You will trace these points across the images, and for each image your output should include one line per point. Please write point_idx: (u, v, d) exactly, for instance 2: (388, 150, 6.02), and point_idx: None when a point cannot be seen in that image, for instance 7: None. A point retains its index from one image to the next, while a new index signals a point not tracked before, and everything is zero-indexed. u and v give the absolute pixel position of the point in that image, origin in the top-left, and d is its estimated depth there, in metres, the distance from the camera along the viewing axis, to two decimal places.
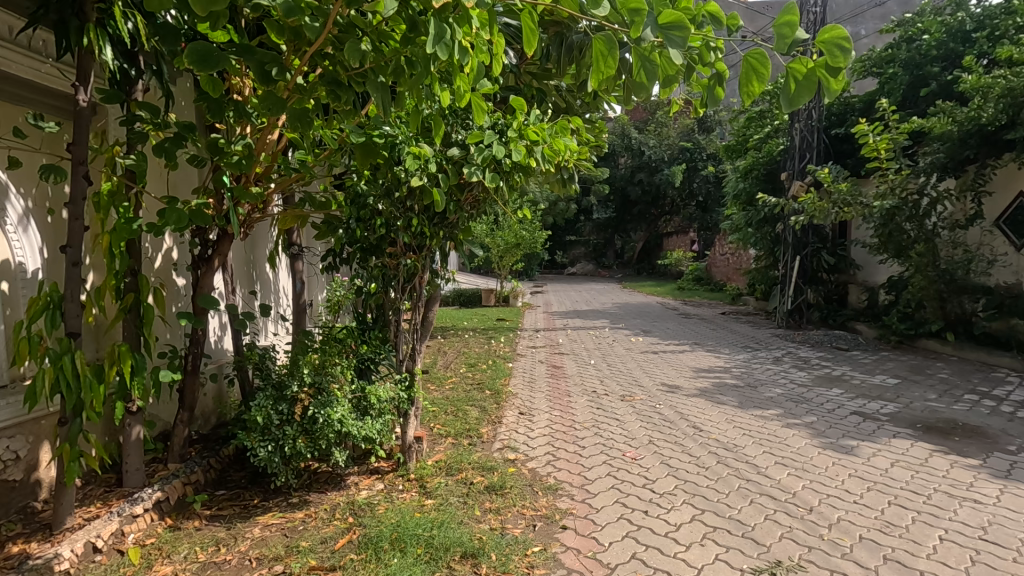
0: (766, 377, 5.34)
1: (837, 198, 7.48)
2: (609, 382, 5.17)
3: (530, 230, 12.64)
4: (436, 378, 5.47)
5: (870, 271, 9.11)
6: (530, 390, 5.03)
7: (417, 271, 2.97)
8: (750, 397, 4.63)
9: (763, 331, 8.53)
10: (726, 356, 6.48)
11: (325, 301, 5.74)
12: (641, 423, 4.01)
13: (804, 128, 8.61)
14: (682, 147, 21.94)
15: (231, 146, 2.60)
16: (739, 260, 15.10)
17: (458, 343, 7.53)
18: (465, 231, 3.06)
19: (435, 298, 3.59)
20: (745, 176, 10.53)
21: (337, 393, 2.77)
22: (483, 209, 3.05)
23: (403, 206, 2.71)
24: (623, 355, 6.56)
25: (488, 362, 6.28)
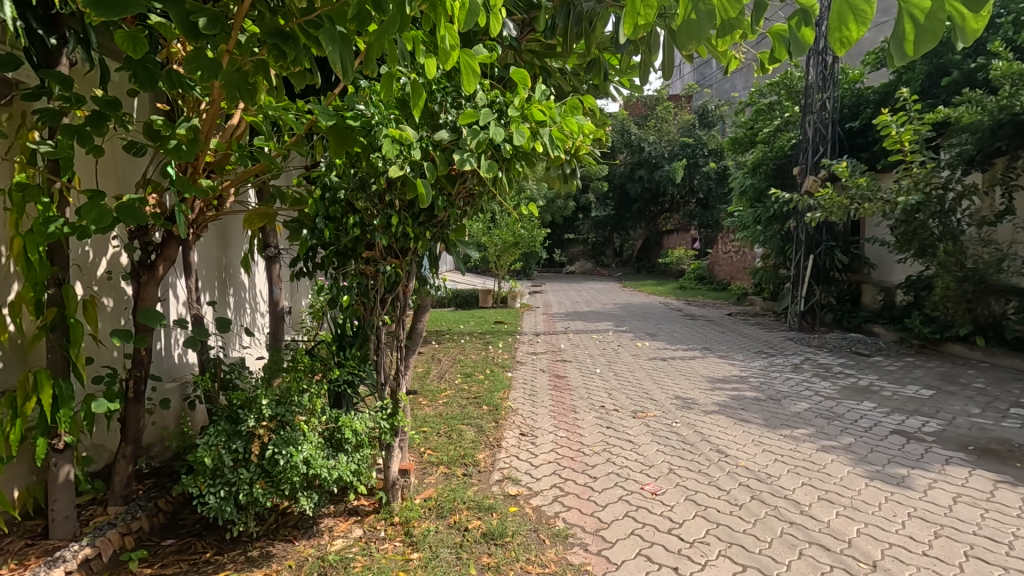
0: (788, 389, 4.89)
1: (856, 194, 7.03)
2: (618, 396, 4.72)
3: (528, 229, 12.20)
4: (428, 391, 5.01)
5: (886, 270, 8.64)
6: (531, 404, 4.57)
7: (400, 280, 2.49)
8: (775, 413, 4.19)
9: (775, 334, 8.09)
10: (741, 363, 6.04)
11: (307, 307, 5.30)
12: (657, 447, 3.55)
13: (817, 120, 8.20)
14: (682, 143, 21.50)
15: (172, 130, 2.14)
16: (743, 259, 14.66)
17: (453, 350, 7.07)
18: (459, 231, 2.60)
19: (424, 308, 3.23)
20: (754, 171, 10.07)
21: (304, 428, 2.29)
22: (479, 205, 2.60)
23: (382, 203, 2.25)
24: (631, 363, 6.12)
25: (485, 371, 5.84)
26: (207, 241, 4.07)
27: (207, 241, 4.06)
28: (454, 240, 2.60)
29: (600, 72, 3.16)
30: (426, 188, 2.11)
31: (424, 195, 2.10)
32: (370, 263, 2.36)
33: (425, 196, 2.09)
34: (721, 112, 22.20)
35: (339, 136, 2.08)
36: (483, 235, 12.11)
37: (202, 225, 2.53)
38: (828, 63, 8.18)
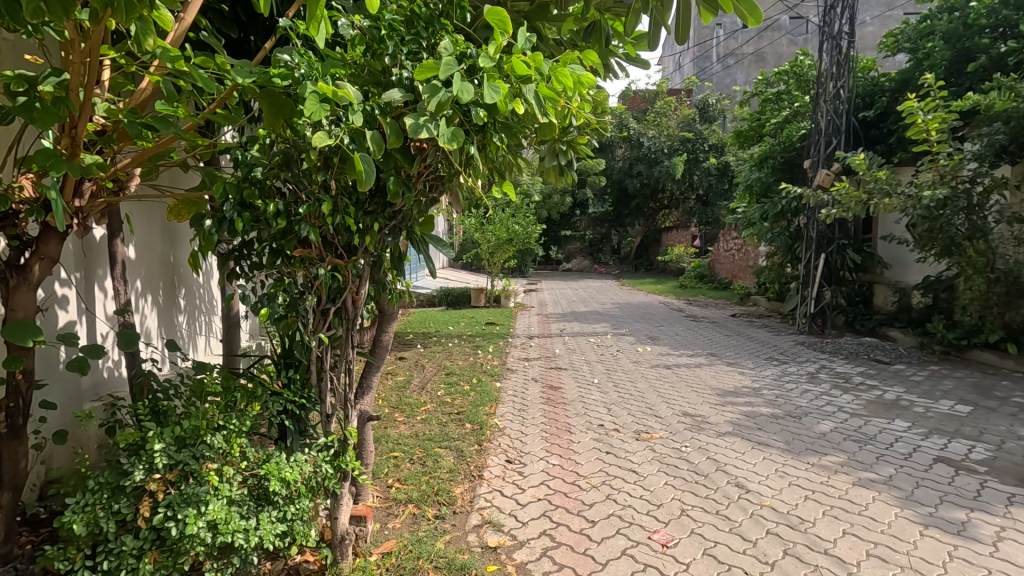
0: (808, 404, 4.38)
1: (875, 187, 6.52)
2: (618, 413, 4.19)
3: (523, 225, 11.65)
4: (401, 407, 4.47)
5: (901, 270, 8.12)
6: (520, 423, 4.03)
7: (346, 286, 1.96)
8: (797, 435, 3.67)
9: (784, 338, 7.58)
10: (751, 372, 5.52)
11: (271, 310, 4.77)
12: (666, 479, 3.03)
13: (830, 110, 7.68)
14: (682, 138, 20.91)
15: (30, 83, 1.59)
16: (745, 257, 14.17)
17: (439, 355, 6.52)
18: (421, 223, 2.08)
19: (390, 317, 2.71)
20: (761, 165, 9.55)
21: (214, 480, 1.74)
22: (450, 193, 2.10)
23: (314, 187, 1.72)
24: (632, 371, 5.59)
25: (471, 381, 5.30)
26: (148, 237, 3.49)
27: (148, 236, 3.49)
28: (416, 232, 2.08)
29: (601, 38, 2.53)
30: (367, 164, 1.58)
31: (364, 176, 1.57)
32: (302, 264, 1.82)
33: (366, 177, 1.56)
34: (723, 105, 21.66)
35: (268, 99, 1.57)
36: (476, 231, 11.58)
37: (94, 214, 1.98)
38: (842, 48, 7.65)
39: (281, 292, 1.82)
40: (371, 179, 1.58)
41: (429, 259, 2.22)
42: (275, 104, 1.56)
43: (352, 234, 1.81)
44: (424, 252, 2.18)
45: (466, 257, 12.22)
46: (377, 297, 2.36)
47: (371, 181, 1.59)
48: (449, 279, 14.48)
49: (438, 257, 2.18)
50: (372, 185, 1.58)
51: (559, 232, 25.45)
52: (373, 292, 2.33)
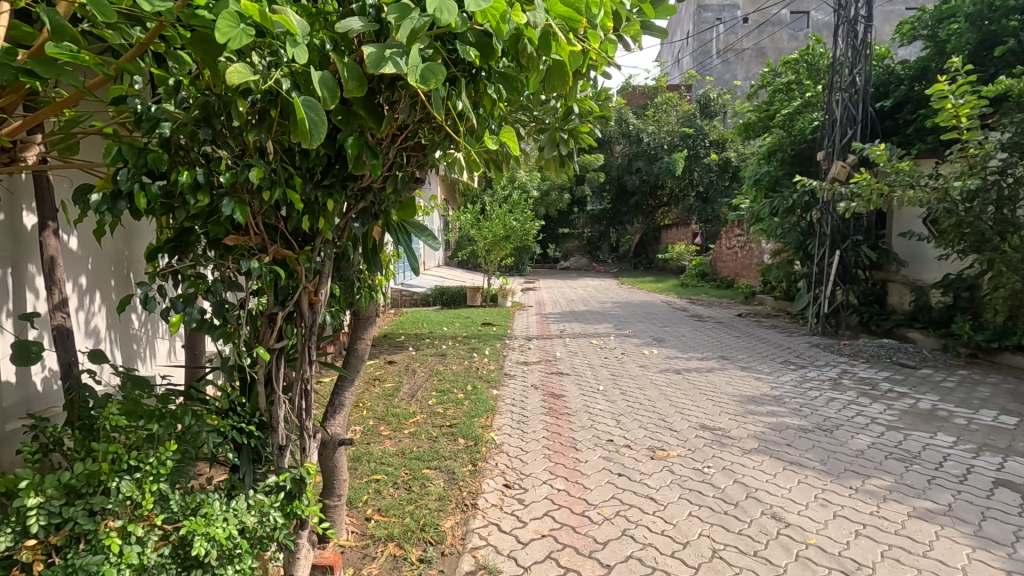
0: (836, 415, 3.99)
1: (897, 179, 6.11)
2: (628, 425, 3.77)
3: (520, 221, 11.22)
4: (387, 418, 4.05)
5: (918, 267, 7.74)
6: (520, 439, 3.59)
7: (300, 285, 1.51)
8: (833, 453, 3.27)
9: (798, 339, 7.16)
10: (768, 377, 5.12)
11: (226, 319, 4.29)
12: (690, 509, 2.61)
13: (846, 99, 7.28)
14: (682, 134, 20.49)
15: None
16: (748, 256, 13.81)
17: (431, 359, 6.08)
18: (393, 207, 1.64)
19: (368, 319, 2.30)
20: (769, 158, 9.15)
21: (115, 545, 1.28)
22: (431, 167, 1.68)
23: (250, 150, 1.28)
24: (640, 376, 5.17)
25: (466, 388, 4.86)
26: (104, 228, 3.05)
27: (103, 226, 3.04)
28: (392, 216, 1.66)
29: None
30: (313, 115, 1.15)
31: (308, 134, 1.14)
32: (236, 257, 1.37)
33: (310, 133, 1.13)
34: (724, 101, 21.27)
35: (184, 34, 1.13)
36: (472, 227, 11.15)
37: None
38: (858, 33, 7.24)
39: (203, 292, 1.35)
40: (318, 137, 1.15)
41: (413, 254, 1.81)
42: (204, 45, 1.14)
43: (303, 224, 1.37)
44: (405, 244, 1.75)
45: (461, 254, 11.78)
46: (347, 301, 1.93)
47: (318, 141, 1.16)
48: (444, 277, 14.03)
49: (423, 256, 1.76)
50: (318, 144, 1.15)
51: (557, 230, 25.01)
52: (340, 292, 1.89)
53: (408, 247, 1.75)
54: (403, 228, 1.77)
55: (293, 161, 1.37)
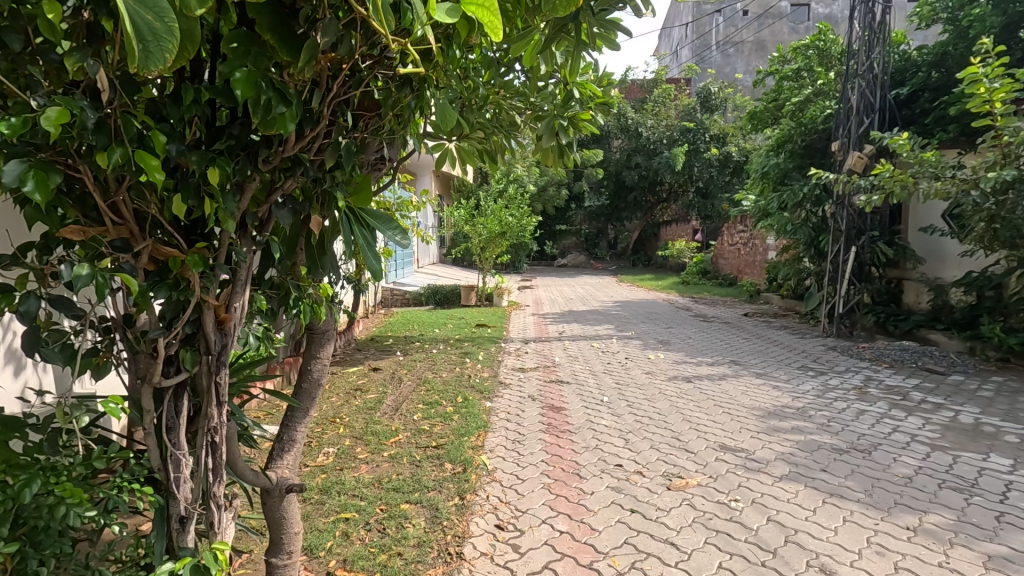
0: (871, 432, 3.56)
1: (923, 170, 5.66)
2: (639, 446, 3.33)
3: (516, 216, 10.74)
4: (366, 436, 3.61)
5: (936, 264, 7.33)
6: (514, 464, 3.14)
7: (192, 296, 1.05)
8: (877, 481, 2.84)
9: (811, 341, 6.74)
10: (788, 386, 4.69)
11: None
12: (720, 559, 2.16)
13: (865, 84, 6.83)
14: (681, 128, 20.03)
15: None
16: (751, 253, 13.41)
17: (421, 366, 5.62)
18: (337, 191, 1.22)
19: (322, 337, 1.87)
20: (779, 149, 8.71)
21: None
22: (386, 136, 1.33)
23: (75, 89, 0.82)
24: (647, 385, 4.74)
25: (456, 400, 4.41)
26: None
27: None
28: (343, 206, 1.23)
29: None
30: (151, 15, 0.68)
31: (136, 46, 0.68)
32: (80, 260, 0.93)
33: (139, 49, 0.69)
34: (725, 94, 20.83)
35: None
36: (466, 224, 10.68)
37: None
38: (875, 15, 6.79)
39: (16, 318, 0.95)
40: (157, 59, 0.70)
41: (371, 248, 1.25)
42: None
43: (181, 210, 0.92)
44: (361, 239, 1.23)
45: (455, 251, 11.30)
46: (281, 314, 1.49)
47: (156, 62, 0.70)
48: (437, 275, 13.57)
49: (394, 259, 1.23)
50: (155, 67, 0.70)
51: (554, 226, 24.49)
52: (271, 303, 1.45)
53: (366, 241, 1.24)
54: (361, 222, 1.29)
55: (164, 118, 0.92)
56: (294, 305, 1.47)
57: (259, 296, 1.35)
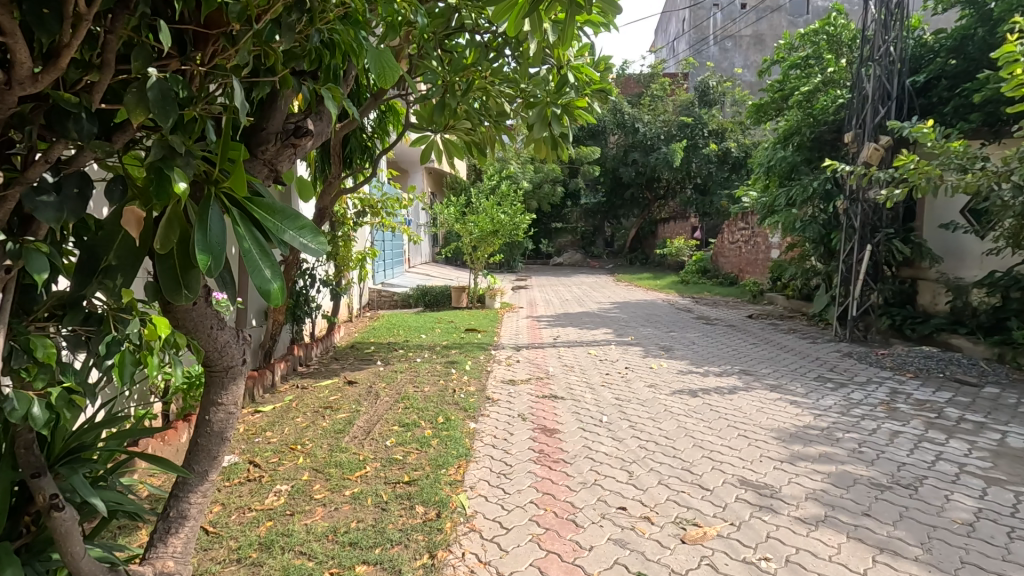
0: (910, 460, 3.09)
1: (949, 160, 5.20)
2: (645, 482, 2.85)
3: (510, 214, 10.23)
4: (329, 470, 3.12)
5: (954, 263, 6.89)
6: (498, 506, 2.65)
7: None
8: (934, 530, 2.36)
9: (823, 347, 6.28)
10: (806, 401, 4.22)
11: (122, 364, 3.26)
12: None
13: (881, 70, 6.35)
14: (680, 123, 19.52)
15: None
16: (753, 251, 12.94)
17: (401, 378, 5.12)
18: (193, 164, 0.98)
19: (229, 384, 1.40)
20: (786, 142, 8.23)
21: None
22: (241, 100, 1.06)
23: None
24: (650, 400, 4.27)
25: (436, 420, 3.92)
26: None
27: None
28: (225, 187, 1.02)
29: None
30: None
31: None
32: None
33: None
34: (724, 88, 20.30)
35: None
36: (456, 222, 10.18)
37: None
38: None
39: None
40: None
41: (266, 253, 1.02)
42: None
43: None
44: (254, 242, 1.01)
45: (446, 251, 10.76)
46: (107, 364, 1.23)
47: None
48: (429, 276, 13.02)
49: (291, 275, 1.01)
50: None
51: (549, 224, 23.90)
52: (84, 336, 1.21)
53: (259, 247, 1.01)
54: (252, 216, 1.04)
55: None
56: (110, 353, 1.20)
57: (43, 340, 1.10)
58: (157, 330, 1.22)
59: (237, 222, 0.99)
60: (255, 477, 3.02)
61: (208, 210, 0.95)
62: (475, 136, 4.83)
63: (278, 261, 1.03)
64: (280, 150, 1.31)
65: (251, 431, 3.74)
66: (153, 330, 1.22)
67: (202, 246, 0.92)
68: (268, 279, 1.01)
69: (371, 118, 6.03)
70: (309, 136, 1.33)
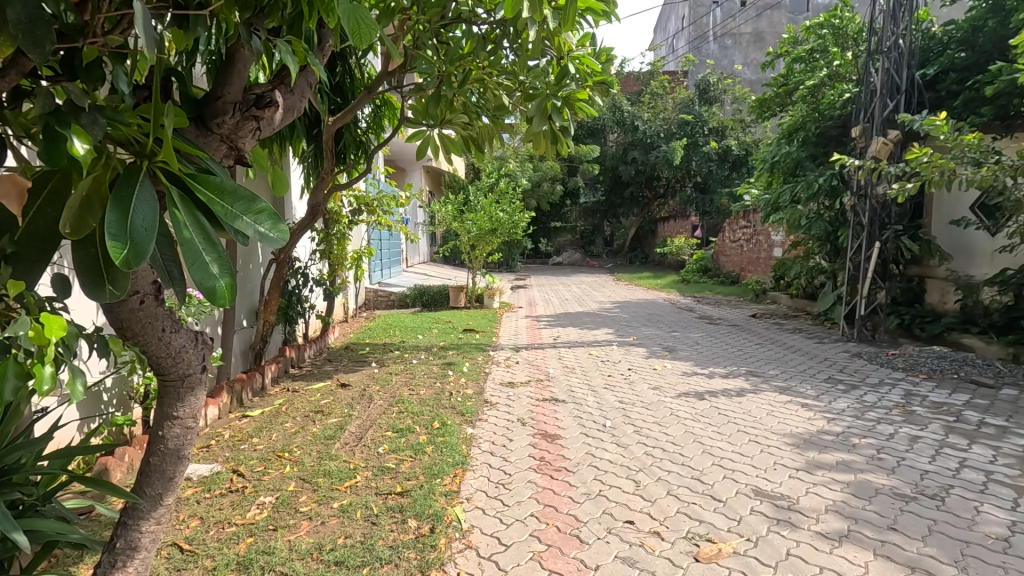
0: (932, 467, 2.93)
1: (963, 154, 5.03)
2: (654, 493, 2.68)
3: (508, 212, 10.05)
4: (318, 480, 2.93)
5: (964, 261, 6.73)
6: (497, 520, 2.47)
7: None
8: (968, 546, 2.19)
9: (831, 347, 6.12)
10: (818, 404, 4.06)
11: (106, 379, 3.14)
12: None
13: (890, 62, 6.19)
14: (680, 121, 19.33)
15: None
16: (755, 249, 12.77)
17: (396, 381, 4.93)
18: (100, 125, 0.94)
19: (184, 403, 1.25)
20: (790, 138, 8.06)
21: None
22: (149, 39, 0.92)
23: None
24: (655, 403, 4.10)
25: (432, 425, 3.74)
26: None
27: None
28: (158, 161, 0.84)
29: None
30: None
31: None
32: None
33: None
34: (725, 85, 20.14)
35: None
36: (454, 221, 10.01)
37: None
38: None
39: None
40: None
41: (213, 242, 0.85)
42: None
43: None
44: (197, 230, 0.83)
45: (443, 250, 10.57)
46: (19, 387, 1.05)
47: None
48: (427, 275, 12.84)
49: (242, 271, 0.84)
50: None
51: (549, 223, 23.72)
52: None
53: (203, 236, 0.84)
54: (194, 199, 0.86)
55: None
56: None
57: None
58: (49, 332, 1.05)
59: (174, 205, 0.82)
60: (237, 488, 2.84)
61: (132, 187, 0.78)
62: (473, 131, 4.71)
63: (227, 254, 0.86)
64: (241, 124, 1.18)
65: (237, 438, 3.56)
66: (45, 331, 1.05)
67: (119, 234, 0.74)
68: (213, 276, 0.83)
69: (366, 114, 5.89)
70: (271, 107, 1.18)
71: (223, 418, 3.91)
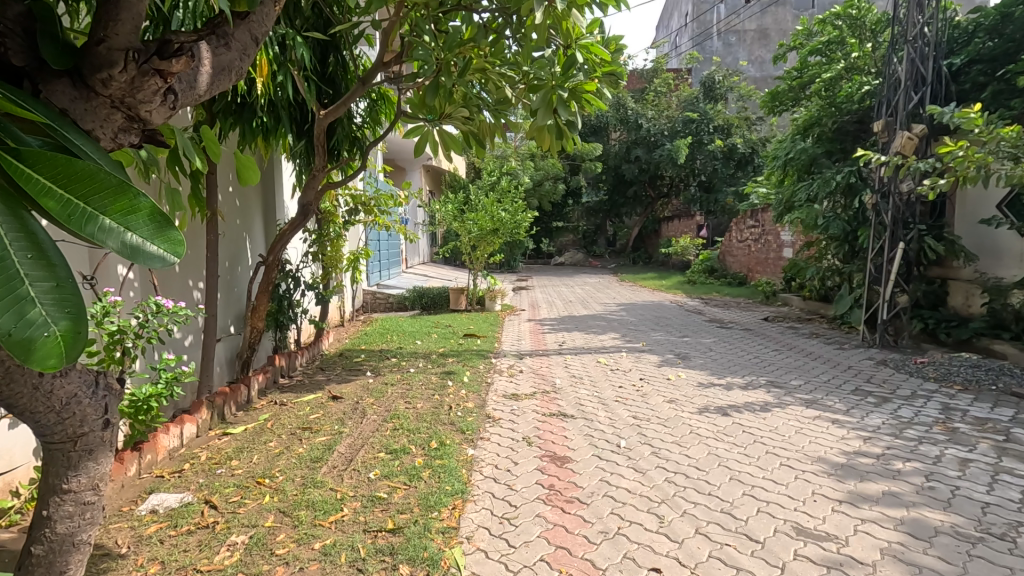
0: (994, 498, 2.60)
1: (1000, 148, 4.69)
2: (680, 531, 2.35)
3: (510, 211, 9.71)
4: (299, 513, 2.60)
5: (992, 263, 6.35)
6: (501, 566, 2.15)
7: None
8: None
9: (854, 354, 5.78)
10: (851, 420, 3.73)
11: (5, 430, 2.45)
12: None
13: (916, 52, 5.85)
14: (685, 119, 18.96)
15: None
16: (764, 250, 12.42)
17: (392, 392, 4.60)
18: None
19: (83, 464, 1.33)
20: (805, 133, 7.72)
21: None
22: None
23: None
24: (672, 420, 3.77)
25: (429, 445, 3.41)
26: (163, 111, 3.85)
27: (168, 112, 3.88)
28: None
29: None
30: None
31: None
32: None
33: None
34: (730, 82, 19.78)
35: None
36: (454, 220, 9.68)
37: None
38: None
39: None
40: None
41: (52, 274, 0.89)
42: None
43: None
44: (20, 260, 0.85)
45: (443, 251, 10.22)
46: None
47: None
48: (427, 277, 12.48)
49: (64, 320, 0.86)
50: None
51: (551, 223, 23.33)
52: None
53: (27, 267, 0.86)
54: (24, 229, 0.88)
55: None
56: None
57: None
58: None
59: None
60: (208, 524, 2.51)
61: None
62: (473, 126, 4.26)
63: (56, 296, 0.88)
64: (143, 80, 1.17)
65: (214, 460, 3.24)
66: None
67: None
68: (45, 323, 0.86)
69: (362, 107, 5.60)
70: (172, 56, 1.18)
71: (199, 439, 3.56)
